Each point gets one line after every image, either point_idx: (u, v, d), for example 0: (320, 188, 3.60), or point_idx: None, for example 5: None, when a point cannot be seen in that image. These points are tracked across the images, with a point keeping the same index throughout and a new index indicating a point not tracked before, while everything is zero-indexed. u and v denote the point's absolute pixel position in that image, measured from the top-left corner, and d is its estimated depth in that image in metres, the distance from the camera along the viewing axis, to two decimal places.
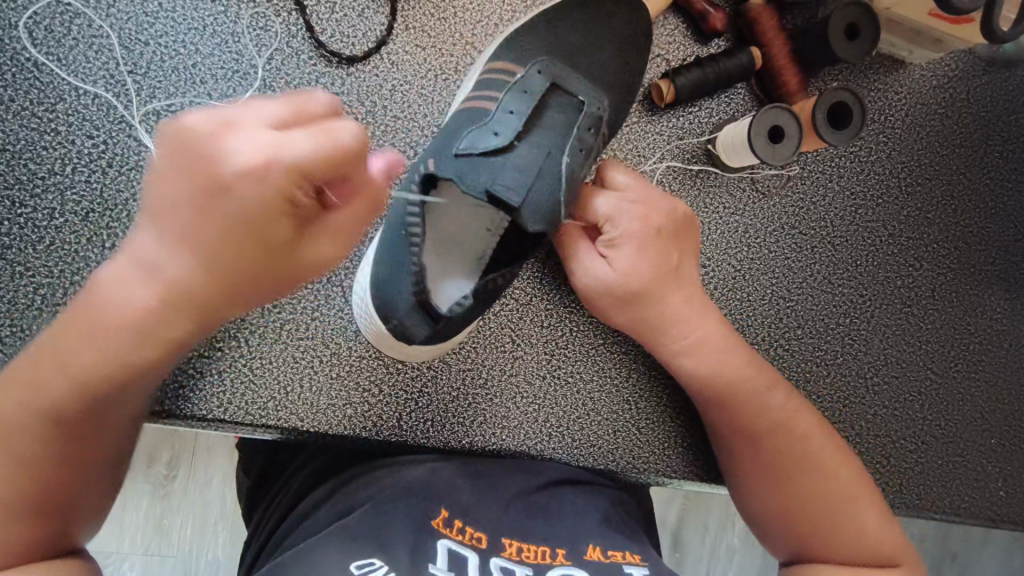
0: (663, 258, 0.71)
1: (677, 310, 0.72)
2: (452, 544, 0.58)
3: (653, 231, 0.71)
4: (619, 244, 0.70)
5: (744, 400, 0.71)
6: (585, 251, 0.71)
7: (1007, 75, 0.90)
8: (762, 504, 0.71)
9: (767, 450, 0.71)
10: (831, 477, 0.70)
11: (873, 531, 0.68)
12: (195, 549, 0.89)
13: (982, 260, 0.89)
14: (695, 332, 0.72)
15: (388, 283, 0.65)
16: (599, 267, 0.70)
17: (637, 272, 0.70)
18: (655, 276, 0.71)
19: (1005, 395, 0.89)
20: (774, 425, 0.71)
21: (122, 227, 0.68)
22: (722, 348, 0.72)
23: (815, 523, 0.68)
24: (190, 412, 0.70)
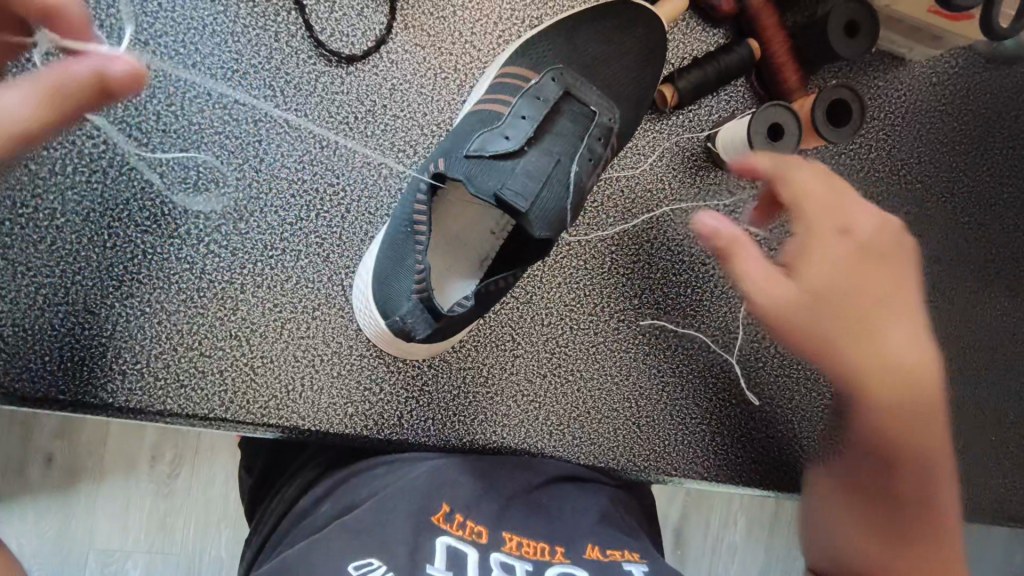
0: (892, 274, 0.61)
1: (889, 339, 0.60)
2: (452, 541, 0.58)
3: (834, 207, 0.61)
4: (806, 241, 0.60)
5: (904, 423, 0.61)
6: (751, 248, 0.58)
7: (1007, 71, 0.89)
8: (845, 520, 0.62)
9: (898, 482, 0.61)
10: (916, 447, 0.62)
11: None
12: (198, 548, 0.90)
13: (984, 257, 0.89)
14: (905, 365, 0.61)
15: (393, 279, 0.65)
16: (763, 265, 0.58)
17: (811, 275, 0.58)
18: (854, 283, 0.58)
19: (1006, 392, 0.90)
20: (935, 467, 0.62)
21: (123, 228, 0.70)
22: (919, 382, 0.61)
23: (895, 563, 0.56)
24: (191, 410, 0.70)
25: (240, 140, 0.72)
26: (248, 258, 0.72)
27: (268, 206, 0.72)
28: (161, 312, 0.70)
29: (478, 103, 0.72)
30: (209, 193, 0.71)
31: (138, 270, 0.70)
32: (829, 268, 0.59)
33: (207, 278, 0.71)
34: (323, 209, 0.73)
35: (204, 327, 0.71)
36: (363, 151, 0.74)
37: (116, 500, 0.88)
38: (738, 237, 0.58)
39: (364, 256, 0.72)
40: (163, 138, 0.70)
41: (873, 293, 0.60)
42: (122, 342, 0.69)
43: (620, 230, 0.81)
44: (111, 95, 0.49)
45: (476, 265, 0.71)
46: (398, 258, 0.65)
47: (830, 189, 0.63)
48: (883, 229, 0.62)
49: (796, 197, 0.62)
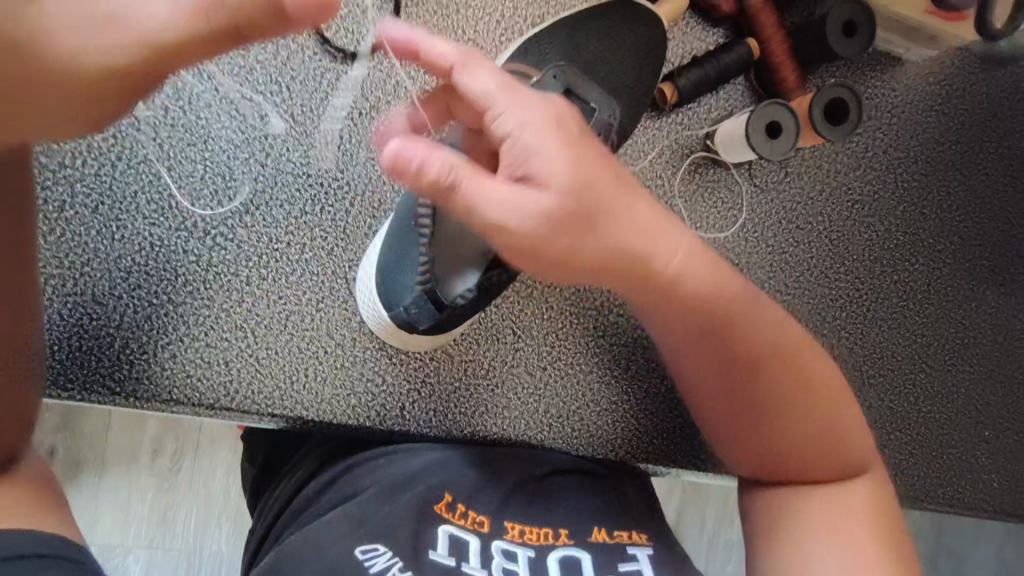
0: (598, 172, 0.51)
1: (660, 247, 0.56)
2: (454, 530, 0.60)
3: (528, 111, 0.50)
4: (536, 149, 0.49)
5: (715, 324, 0.61)
6: (466, 182, 0.46)
7: (1002, 72, 0.91)
8: (727, 432, 0.67)
9: (761, 379, 0.63)
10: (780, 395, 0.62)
11: (853, 440, 0.64)
12: (199, 540, 0.91)
13: (978, 255, 0.90)
14: (678, 277, 0.58)
15: (394, 274, 0.68)
16: (501, 193, 0.48)
17: (544, 200, 0.49)
18: (581, 196, 0.50)
19: (999, 388, 0.91)
20: (772, 338, 0.62)
21: (131, 221, 0.71)
22: (728, 282, 0.61)
23: (788, 457, 0.63)
24: (197, 400, 0.71)
25: (246, 135, 0.73)
26: (254, 250, 0.73)
27: (274, 200, 0.74)
28: (168, 303, 0.71)
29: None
30: (215, 186, 0.72)
31: (146, 261, 0.71)
32: (557, 190, 0.49)
33: (213, 270, 0.72)
34: (328, 203, 0.75)
35: (210, 318, 0.72)
36: (367, 147, 0.75)
37: (117, 493, 0.89)
38: (455, 179, 0.46)
39: (366, 252, 0.74)
40: (171, 133, 0.72)
41: (628, 219, 0.53)
42: (130, 332, 0.70)
43: None
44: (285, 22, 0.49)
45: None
46: (400, 254, 0.68)
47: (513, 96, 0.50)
48: (572, 136, 0.50)
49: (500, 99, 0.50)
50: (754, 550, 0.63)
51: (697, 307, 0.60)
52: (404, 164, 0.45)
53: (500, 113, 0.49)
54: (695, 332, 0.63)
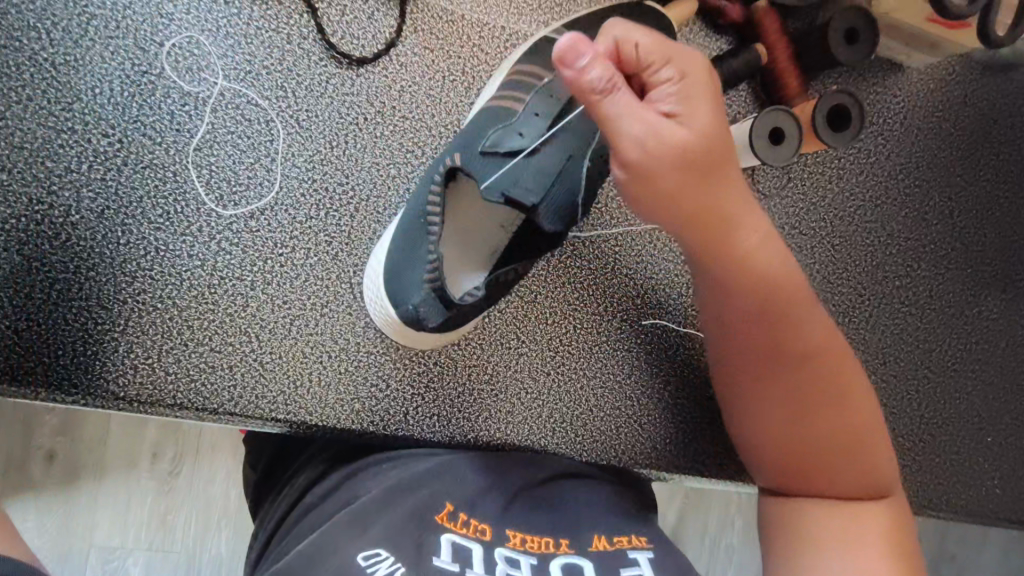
0: (726, 143, 0.58)
1: (735, 220, 0.61)
2: (456, 538, 0.59)
3: (686, 75, 0.56)
4: (688, 103, 0.56)
5: (774, 313, 0.64)
6: (620, 94, 0.54)
7: (1003, 79, 0.91)
8: (764, 430, 0.67)
9: (810, 375, 0.65)
10: (820, 383, 0.65)
11: (880, 463, 0.65)
12: (199, 545, 0.91)
13: (980, 261, 0.91)
14: (750, 246, 0.63)
15: (404, 271, 0.67)
16: (650, 119, 0.54)
17: (683, 137, 0.55)
18: (707, 150, 0.56)
19: (1001, 394, 0.91)
20: (830, 336, 0.66)
21: (136, 225, 0.71)
22: (778, 259, 0.65)
23: (821, 463, 0.64)
24: (201, 405, 0.71)
25: (251, 140, 0.73)
26: (258, 255, 0.73)
27: (279, 204, 0.74)
28: (173, 308, 0.71)
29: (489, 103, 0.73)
30: (221, 191, 0.73)
31: (152, 266, 0.71)
32: (693, 134, 0.55)
33: (218, 275, 0.72)
34: (332, 208, 0.75)
35: (215, 323, 0.72)
36: (372, 152, 0.76)
37: (117, 497, 0.88)
38: (611, 89, 0.54)
39: (372, 255, 0.74)
40: (176, 137, 0.72)
41: (727, 188, 0.60)
42: (134, 336, 0.70)
43: (622, 232, 0.83)
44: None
45: (487, 257, 0.73)
46: (410, 249, 0.67)
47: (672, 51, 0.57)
48: (716, 102, 0.57)
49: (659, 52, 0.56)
50: (774, 556, 0.62)
51: (760, 280, 0.64)
52: (576, 55, 0.53)
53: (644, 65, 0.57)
54: (752, 318, 0.65)
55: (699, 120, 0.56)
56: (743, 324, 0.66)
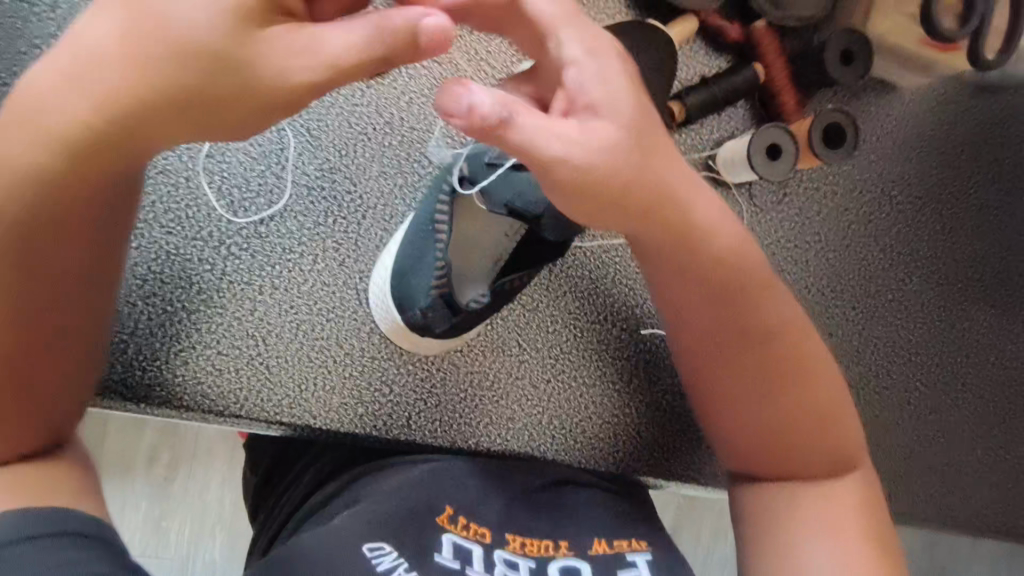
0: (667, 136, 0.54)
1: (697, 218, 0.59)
2: (458, 539, 0.62)
3: (595, 54, 0.49)
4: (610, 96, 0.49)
5: (732, 302, 0.64)
6: (522, 121, 0.45)
7: (993, 100, 0.94)
8: (735, 422, 0.67)
9: (773, 363, 0.65)
10: (778, 361, 0.65)
11: (848, 441, 0.67)
12: (192, 551, 0.91)
13: (970, 276, 0.93)
14: (713, 241, 0.61)
15: (410, 279, 0.69)
16: (571, 132, 0.47)
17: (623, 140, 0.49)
18: (650, 145, 0.52)
19: (989, 408, 0.93)
20: (789, 318, 0.66)
21: (147, 230, 0.72)
22: (739, 256, 0.63)
23: (792, 454, 0.65)
24: (208, 407, 0.72)
25: (263, 148, 0.75)
26: (267, 260, 0.74)
27: (287, 211, 0.75)
28: (182, 311, 0.72)
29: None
30: (231, 198, 0.74)
31: (162, 270, 0.72)
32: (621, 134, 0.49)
33: (226, 280, 0.74)
34: (340, 216, 0.76)
35: (223, 327, 0.73)
36: (380, 161, 0.77)
37: (113, 501, 0.89)
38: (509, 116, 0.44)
39: (377, 263, 0.75)
40: (188, 144, 0.73)
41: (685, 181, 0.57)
42: (143, 339, 0.71)
43: (623, 243, 0.85)
44: (415, 54, 0.44)
45: (493, 264, 0.74)
46: (414, 257, 0.69)
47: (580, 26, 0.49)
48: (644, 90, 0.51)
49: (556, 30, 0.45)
50: (753, 549, 0.64)
51: (722, 272, 0.63)
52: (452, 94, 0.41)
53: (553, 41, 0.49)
54: (711, 314, 0.65)
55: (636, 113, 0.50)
56: (705, 318, 0.66)
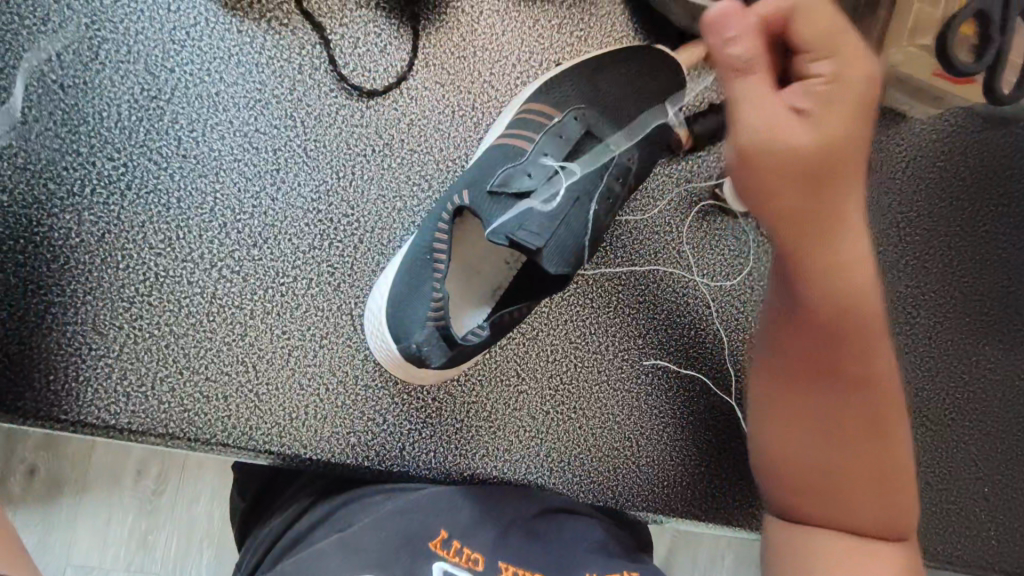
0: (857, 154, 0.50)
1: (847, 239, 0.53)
2: (448, 566, 0.59)
3: (840, 79, 0.48)
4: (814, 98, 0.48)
5: (849, 342, 0.57)
6: (753, 78, 0.48)
7: (1005, 132, 0.92)
8: (805, 455, 0.62)
9: (855, 407, 0.59)
10: (868, 411, 0.59)
11: (905, 509, 0.61)
12: (179, 566, 0.86)
13: (979, 311, 0.91)
14: (854, 266, 0.54)
15: (406, 309, 0.67)
16: (776, 116, 0.48)
17: (804, 141, 0.48)
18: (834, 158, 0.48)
19: (998, 445, 0.91)
20: (889, 374, 0.60)
21: (136, 250, 0.70)
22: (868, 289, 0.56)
23: (832, 502, 0.60)
24: (194, 435, 0.70)
25: (258, 168, 0.73)
26: (260, 283, 0.72)
27: (281, 234, 0.73)
28: (169, 335, 0.70)
29: (502, 137, 0.73)
30: (224, 219, 0.72)
31: (149, 292, 0.70)
32: (812, 145, 0.48)
33: (217, 303, 0.71)
34: (336, 239, 0.74)
35: (212, 351, 0.71)
36: (379, 184, 0.75)
37: (98, 513, 0.84)
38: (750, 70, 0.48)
39: (374, 289, 0.73)
40: (182, 163, 0.71)
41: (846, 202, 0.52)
42: (129, 364, 0.69)
43: (626, 271, 0.83)
44: None
45: (490, 292, 0.73)
46: (413, 287, 0.66)
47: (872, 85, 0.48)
48: (866, 111, 0.49)
49: (826, 36, 0.48)
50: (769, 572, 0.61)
51: (845, 309, 0.56)
52: (727, 26, 0.47)
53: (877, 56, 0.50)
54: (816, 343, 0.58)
55: (821, 123, 0.48)
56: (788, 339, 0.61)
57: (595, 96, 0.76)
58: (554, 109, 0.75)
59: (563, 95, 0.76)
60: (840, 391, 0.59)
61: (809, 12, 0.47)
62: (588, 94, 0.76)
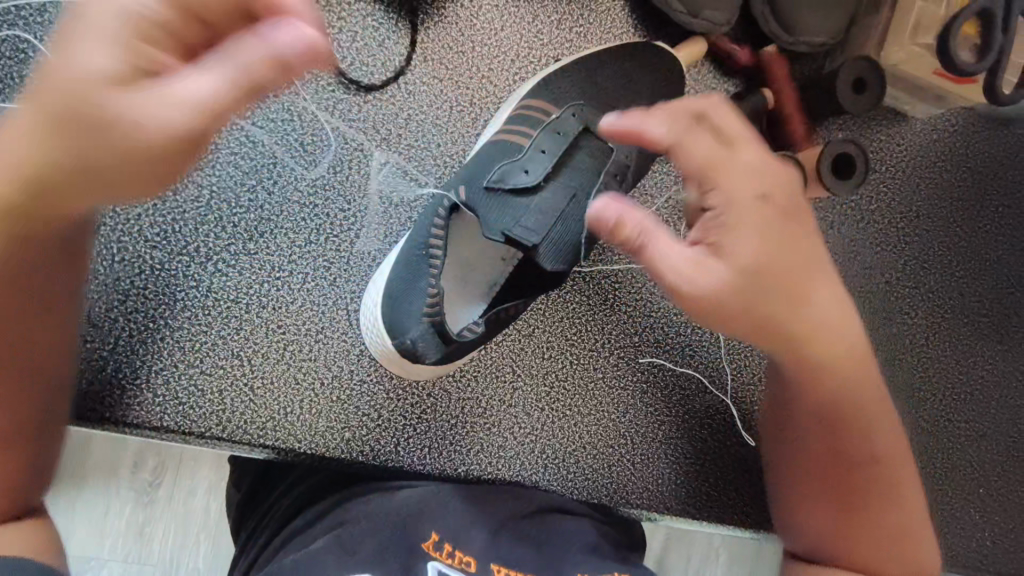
0: (796, 239, 0.59)
1: (812, 291, 0.61)
2: (441, 566, 0.58)
3: (742, 196, 0.57)
4: (733, 226, 0.57)
5: (850, 422, 0.68)
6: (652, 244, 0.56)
7: (1006, 132, 0.91)
8: (815, 522, 0.71)
9: (865, 475, 0.69)
10: (883, 473, 0.69)
11: (920, 556, 0.68)
12: (176, 558, 0.86)
13: (977, 312, 0.91)
14: (850, 367, 0.66)
15: (399, 303, 0.66)
16: (679, 260, 0.56)
17: (728, 282, 0.56)
18: (779, 262, 0.58)
19: (994, 447, 0.91)
20: (896, 443, 0.70)
21: (132, 243, 0.70)
22: (868, 379, 0.68)
23: (870, 554, 0.67)
24: (189, 428, 0.70)
25: (256, 162, 0.73)
26: (256, 278, 0.72)
27: (278, 228, 0.73)
28: (164, 328, 0.70)
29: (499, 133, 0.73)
30: (220, 213, 0.72)
31: (144, 285, 0.70)
32: (740, 277, 0.57)
33: (213, 296, 0.71)
34: (332, 234, 0.74)
35: (207, 345, 0.71)
36: (376, 179, 0.75)
37: (96, 505, 0.84)
38: (643, 241, 0.56)
39: (369, 283, 0.72)
40: None
41: (799, 254, 0.60)
42: (122, 356, 0.69)
43: (623, 268, 0.83)
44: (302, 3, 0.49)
45: (487, 287, 0.72)
46: (407, 283, 0.66)
47: (778, 216, 0.58)
48: (773, 225, 0.57)
49: (709, 166, 0.58)
50: None
51: (850, 389, 0.67)
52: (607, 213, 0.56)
53: (738, 151, 0.58)
54: (819, 424, 0.70)
55: (752, 244, 0.57)
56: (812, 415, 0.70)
57: (594, 93, 0.76)
58: (553, 106, 0.74)
59: (562, 93, 0.75)
60: (845, 467, 0.69)
61: (687, 147, 0.58)
62: (588, 91, 0.76)
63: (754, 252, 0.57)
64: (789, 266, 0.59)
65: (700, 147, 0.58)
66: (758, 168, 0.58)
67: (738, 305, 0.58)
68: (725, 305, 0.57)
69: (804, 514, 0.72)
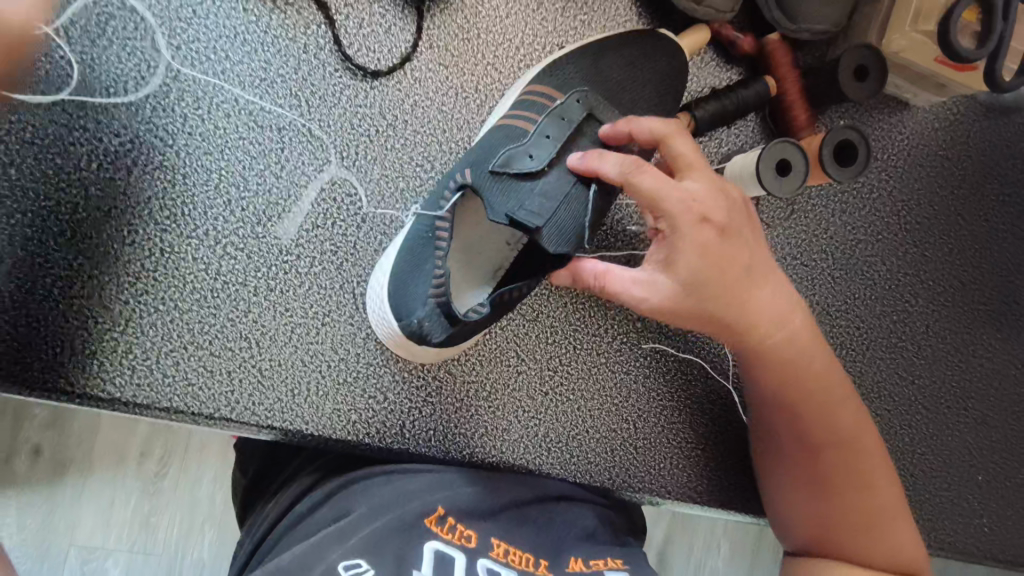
0: (738, 247, 0.65)
1: (752, 292, 0.68)
2: (439, 545, 0.59)
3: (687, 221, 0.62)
4: (673, 247, 0.63)
5: (804, 407, 0.72)
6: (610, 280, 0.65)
7: (1007, 121, 0.92)
8: (792, 503, 0.74)
9: (830, 459, 0.72)
10: (847, 453, 0.72)
11: (898, 537, 0.70)
12: (179, 548, 0.87)
13: (977, 301, 0.91)
14: (790, 353, 0.71)
15: (406, 286, 0.67)
16: (635, 282, 0.64)
17: (678, 294, 0.64)
18: (723, 269, 0.64)
19: (992, 435, 0.91)
20: (854, 421, 0.73)
21: (142, 226, 0.70)
22: (818, 363, 0.72)
23: (845, 539, 0.70)
24: (197, 409, 0.71)
25: (263, 147, 0.73)
26: (263, 262, 0.73)
27: (285, 212, 0.74)
28: (174, 310, 0.71)
29: (503, 119, 0.74)
30: (229, 197, 0.72)
31: (153, 267, 0.70)
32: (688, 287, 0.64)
33: (221, 280, 0.72)
34: (339, 218, 0.75)
35: (216, 327, 0.72)
36: (382, 164, 0.76)
37: (101, 495, 0.85)
38: (602, 276, 0.66)
39: (375, 268, 0.73)
40: (187, 141, 0.72)
41: (736, 262, 0.66)
42: (133, 337, 0.70)
43: (626, 254, 0.83)
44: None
45: (491, 272, 0.74)
46: (415, 267, 0.67)
47: (721, 231, 0.64)
48: (717, 239, 0.64)
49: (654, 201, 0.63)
50: None
51: (797, 376, 0.72)
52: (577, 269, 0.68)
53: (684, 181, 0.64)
54: (778, 412, 0.74)
55: (696, 259, 0.63)
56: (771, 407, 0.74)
57: (599, 79, 0.77)
58: (558, 92, 0.75)
59: (567, 79, 0.76)
60: (805, 448, 0.73)
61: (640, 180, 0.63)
62: (593, 77, 0.77)
63: (698, 266, 0.63)
64: (734, 271, 0.65)
65: (648, 180, 0.62)
66: (704, 191, 0.63)
67: (693, 311, 0.65)
68: (682, 313, 0.65)
69: (779, 501, 0.76)
